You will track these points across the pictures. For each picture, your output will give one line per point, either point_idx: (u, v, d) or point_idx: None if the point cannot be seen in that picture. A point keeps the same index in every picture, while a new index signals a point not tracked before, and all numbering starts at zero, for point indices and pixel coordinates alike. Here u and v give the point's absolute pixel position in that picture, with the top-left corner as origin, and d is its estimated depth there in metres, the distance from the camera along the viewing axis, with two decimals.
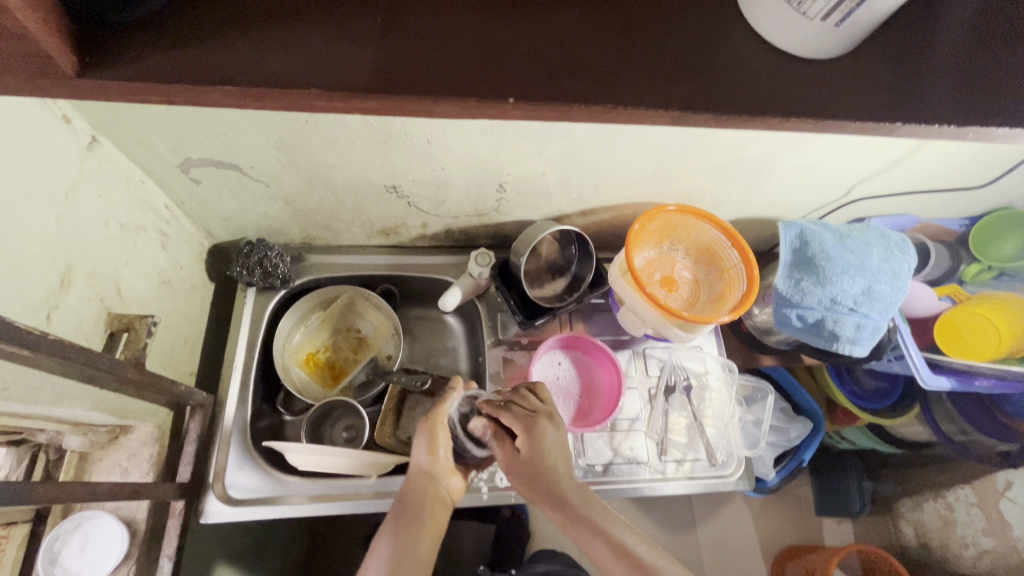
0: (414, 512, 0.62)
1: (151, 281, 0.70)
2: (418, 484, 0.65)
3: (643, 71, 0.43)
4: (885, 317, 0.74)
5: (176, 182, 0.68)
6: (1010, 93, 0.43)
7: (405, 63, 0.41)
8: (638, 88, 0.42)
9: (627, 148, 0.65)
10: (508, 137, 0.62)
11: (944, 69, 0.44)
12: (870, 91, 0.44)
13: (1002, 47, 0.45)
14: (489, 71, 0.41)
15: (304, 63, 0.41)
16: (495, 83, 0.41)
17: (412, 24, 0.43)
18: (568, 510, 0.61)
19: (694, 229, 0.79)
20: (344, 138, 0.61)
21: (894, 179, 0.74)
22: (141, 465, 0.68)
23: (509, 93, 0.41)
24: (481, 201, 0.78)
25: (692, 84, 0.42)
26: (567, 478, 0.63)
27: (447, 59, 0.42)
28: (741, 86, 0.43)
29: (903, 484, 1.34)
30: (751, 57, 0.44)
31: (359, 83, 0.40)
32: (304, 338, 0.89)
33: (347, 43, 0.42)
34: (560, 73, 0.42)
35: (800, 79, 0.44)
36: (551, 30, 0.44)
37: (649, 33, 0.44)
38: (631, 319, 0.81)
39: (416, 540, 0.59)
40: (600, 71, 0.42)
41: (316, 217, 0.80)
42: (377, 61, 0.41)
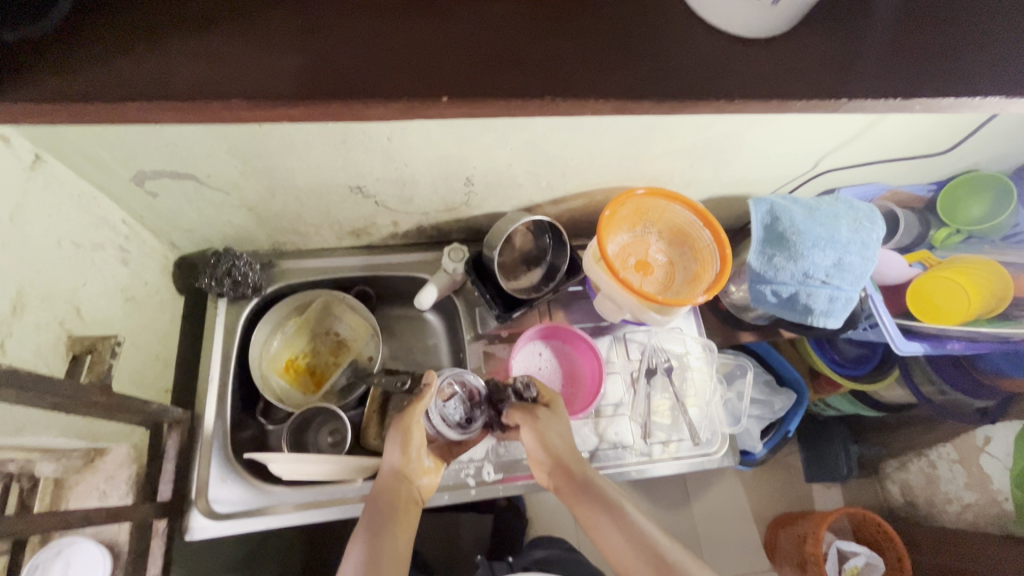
0: (389, 511, 0.65)
1: (114, 299, 0.68)
2: (393, 483, 0.68)
3: (578, 60, 0.42)
4: (857, 288, 0.74)
5: (131, 195, 0.66)
6: (949, 62, 0.43)
7: (343, 65, 0.40)
8: (573, 79, 0.41)
9: (590, 134, 0.65)
10: (471, 130, 0.62)
11: (882, 39, 0.44)
12: (816, 64, 0.43)
13: (940, 16, 0.45)
14: (425, 68, 0.41)
15: (232, 74, 0.39)
16: (432, 81, 0.41)
17: (346, 26, 0.42)
18: (590, 494, 0.66)
19: (666, 211, 0.78)
20: (299, 140, 0.60)
21: (858, 150, 0.74)
22: (120, 487, 0.67)
23: (444, 90, 0.40)
24: (449, 196, 0.77)
25: (627, 72, 0.42)
26: (582, 469, 0.69)
27: (383, 61, 0.41)
28: (679, 72, 0.42)
29: (889, 446, 1.38)
30: (686, 38, 0.44)
31: (284, 90, 0.39)
32: (282, 345, 0.88)
33: (271, 50, 0.40)
34: (496, 65, 0.41)
35: (738, 59, 0.43)
36: (489, 23, 0.43)
37: (587, 22, 0.44)
38: (608, 306, 0.81)
39: (391, 539, 0.61)
40: (535, 63, 0.42)
41: (282, 223, 0.79)
42: (301, 65, 0.40)
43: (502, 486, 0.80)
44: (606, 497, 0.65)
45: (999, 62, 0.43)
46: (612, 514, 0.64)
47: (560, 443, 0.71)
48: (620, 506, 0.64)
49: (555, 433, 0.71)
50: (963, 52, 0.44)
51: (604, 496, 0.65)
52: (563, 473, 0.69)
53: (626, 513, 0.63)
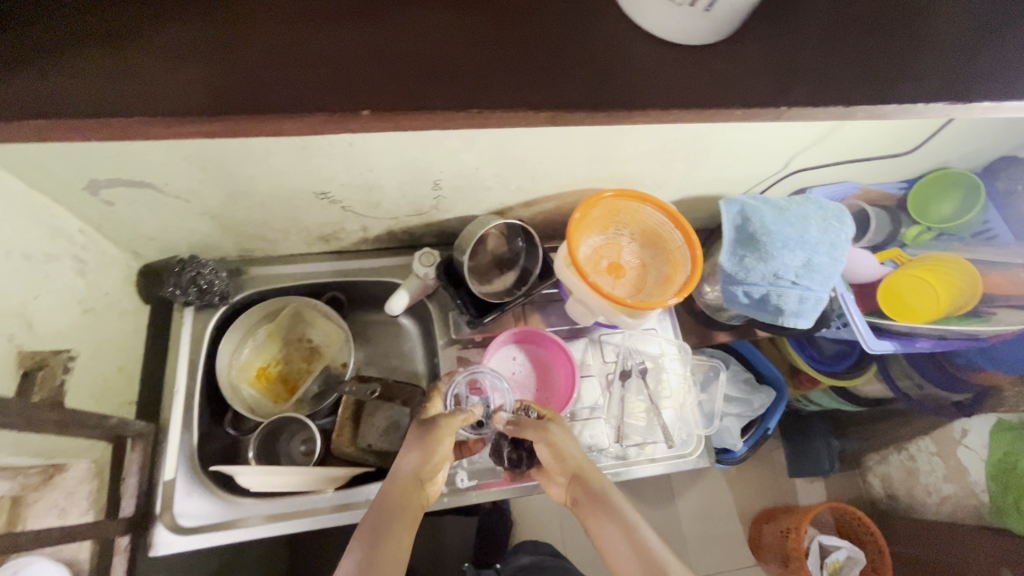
0: (395, 513, 0.62)
1: (70, 312, 0.66)
2: (404, 487, 0.65)
3: (518, 69, 0.42)
4: (827, 288, 0.74)
5: (86, 205, 0.64)
6: (886, 71, 0.44)
7: (270, 77, 0.40)
8: (510, 90, 0.41)
9: (556, 138, 0.64)
10: (432, 135, 0.60)
11: (823, 47, 0.45)
12: (759, 73, 0.44)
13: (878, 23, 0.46)
14: (357, 79, 0.40)
15: (133, 84, 0.40)
16: (358, 92, 0.40)
17: (272, 35, 0.41)
18: (599, 502, 0.63)
19: (637, 213, 0.78)
20: (256, 148, 0.59)
21: (827, 150, 0.75)
22: (81, 503, 0.65)
23: (364, 104, 0.40)
24: (418, 201, 0.76)
25: (568, 81, 0.42)
26: (594, 477, 0.66)
27: (316, 73, 0.40)
28: (620, 80, 0.42)
29: (870, 440, 1.39)
30: (627, 47, 0.44)
31: (193, 106, 0.39)
32: (253, 354, 0.87)
33: (176, 63, 0.40)
34: (431, 77, 0.41)
35: (681, 68, 0.44)
36: (429, 33, 0.43)
37: (530, 31, 0.43)
38: (580, 310, 0.80)
39: (395, 540, 0.58)
40: (474, 73, 0.41)
41: (248, 229, 0.77)
42: (206, 77, 0.40)
43: (476, 492, 0.79)
44: (617, 506, 0.62)
45: (932, 70, 0.44)
46: (620, 521, 0.61)
47: (572, 451, 0.69)
48: (628, 515, 0.61)
49: (566, 441, 0.70)
50: (899, 61, 0.45)
51: (614, 504, 0.62)
52: (575, 480, 0.67)
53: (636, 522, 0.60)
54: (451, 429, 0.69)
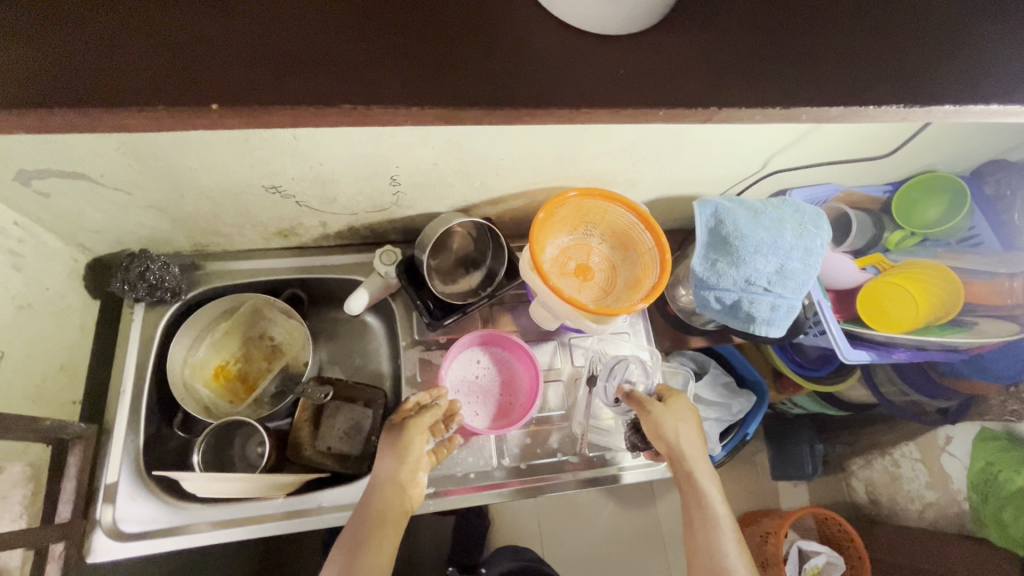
0: (376, 520, 0.64)
1: (1, 308, 0.62)
2: (383, 493, 0.66)
3: (416, 70, 0.44)
4: (800, 296, 0.71)
5: (19, 196, 0.61)
6: (807, 78, 0.46)
7: (124, 74, 0.42)
8: (398, 90, 0.43)
9: (517, 133, 0.61)
10: (381, 129, 0.57)
11: (743, 52, 0.47)
12: (684, 74, 0.46)
13: (789, 30, 0.48)
14: (222, 80, 0.42)
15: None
16: (205, 89, 0.42)
17: (137, 41, 0.43)
18: (697, 502, 0.67)
19: (608, 213, 0.75)
20: (190, 140, 0.56)
21: (805, 151, 0.72)
22: (14, 508, 0.62)
23: (213, 99, 0.42)
24: (376, 196, 0.73)
25: (480, 75, 0.45)
26: (706, 476, 0.68)
27: (162, 63, 0.42)
28: (539, 76, 0.45)
29: (854, 445, 1.37)
30: (557, 43, 0.47)
31: (15, 94, 0.40)
32: (209, 352, 0.83)
33: (12, 48, 0.41)
34: (294, 70, 0.43)
35: (601, 72, 0.46)
36: (302, 31, 0.44)
37: (449, 32, 0.46)
38: (543, 313, 0.77)
39: (374, 550, 0.61)
40: (348, 70, 0.44)
41: (199, 223, 0.74)
42: (41, 67, 0.41)
43: (435, 501, 0.76)
44: (712, 512, 0.66)
45: (831, 86, 0.47)
46: (707, 520, 0.66)
47: (688, 444, 0.69)
48: (716, 524, 0.65)
49: (668, 433, 0.70)
50: (809, 74, 0.46)
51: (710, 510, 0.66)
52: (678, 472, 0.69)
53: (720, 534, 0.64)
54: (420, 429, 0.70)
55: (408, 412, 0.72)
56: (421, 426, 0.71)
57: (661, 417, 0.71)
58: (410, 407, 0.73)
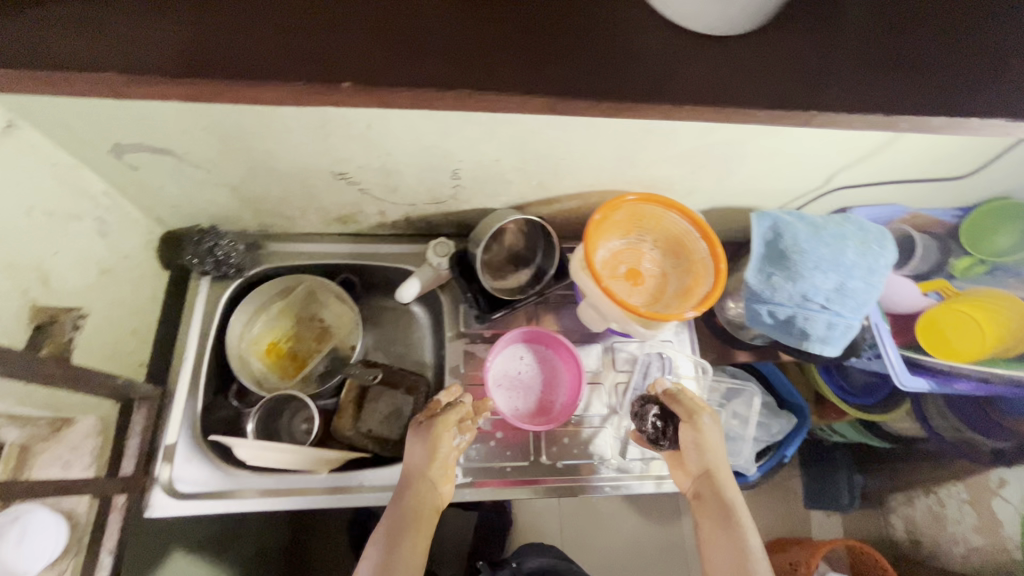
0: (410, 517, 0.67)
1: (88, 271, 0.67)
2: (415, 489, 0.69)
3: (517, 63, 0.48)
4: (859, 315, 0.69)
5: (111, 168, 0.66)
6: (882, 96, 0.48)
7: (247, 57, 0.46)
8: (512, 77, 0.47)
9: (582, 132, 0.62)
10: (452, 122, 0.60)
11: (834, 67, 0.49)
12: (773, 78, 0.49)
13: (866, 50, 0.50)
14: (340, 63, 0.46)
15: (133, 43, 0.45)
16: (320, 70, 0.46)
17: (259, 25, 0.47)
18: (722, 514, 0.67)
19: (663, 219, 0.75)
20: (273, 122, 0.59)
21: (874, 168, 0.70)
22: (83, 458, 0.66)
23: (345, 77, 0.46)
24: (436, 188, 0.74)
25: (578, 70, 0.47)
26: (733, 490, 0.69)
27: (293, 44, 0.47)
28: (638, 75, 0.48)
29: (894, 479, 1.32)
30: (659, 42, 0.50)
31: (168, 67, 0.45)
32: (264, 328, 0.87)
33: (165, 23, 0.46)
34: (416, 54, 0.47)
35: (691, 73, 0.48)
36: (427, 24, 0.49)
37: (553, 34, 0.49)
38: (592, 314, 0.77)
39: (408, 546, 0.64)
40: (459, 57, 0.47)
41: (267, 205, 0.78)
42: (186, 42, 0.46)
43: (471, 491, 0.77)
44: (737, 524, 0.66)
45: (908, 102, 0.48)
46: (732, 533, 0.66)
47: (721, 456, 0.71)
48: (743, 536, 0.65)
49: (708, 443, 0.71)
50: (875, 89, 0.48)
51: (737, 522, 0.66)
52: (707, 482, 0.70)
53: (745, 548, 0.64)
54: (448, 428, 0.71)
55: (435, 410, 0.74)
56: (450, 423, 0.72)
57: (700, 426, 0.72)
58: (437, 406, 0.75)
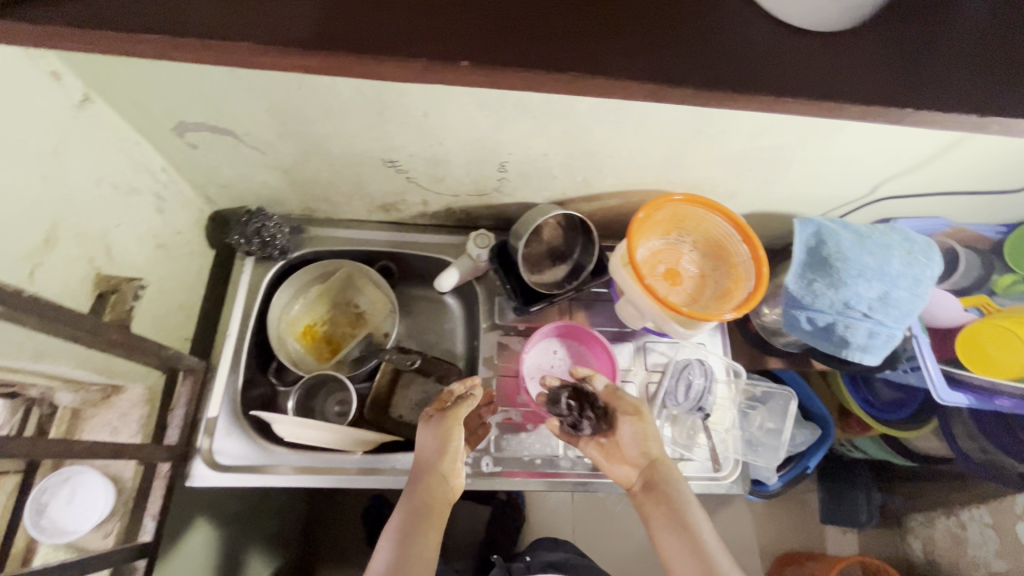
0: (423, 509, 0.66)
1: (146, 245, 0.69)
2: (427, 483, 0.68)
3: (618, 51, 0.46)
4: (901, 325, 0.69)
5: (172, 146, 0.68)
6: (970, 95, 0.47)
7: (373, 31, 0.45)
8: (612, 65, 0.45)
9: (634, 129, 0.63)
10: (508, 113, 0.61)
11: (928, 70, 0.48)
12: (857, 77, 0.48)
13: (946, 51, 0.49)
14: (454, 42, 0.45)
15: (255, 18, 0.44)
16: (440, 48, 0.45)
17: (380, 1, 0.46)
18: (670, 505, 0.66)
19: (704, 221, 0.75)
20: (334, 106, 0.60)
21: (921, 176, 0.70)
22: (131, 425, 0.68)
23: (462, 58, 0.44)
24: (482, 180, 0.76)
25: (671, 59, 0.46)
26: (680, 482, 0.68)
27: (412, 20, 0.46)
28: (736, 66, 0.47)
29: (915, 499, 1.30)
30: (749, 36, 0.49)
31: (298, 38, 0.44)
32: (302, 310, 0.89)
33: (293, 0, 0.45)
34: (521, 38, 0.46)
35: (781, 69, 0.48)
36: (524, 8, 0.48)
37: (644, 19, 0.48)
38: (630, 311, 0.77)
39: (422, 541, 0.63)
40: (559, 41, 0.46)
41: (315, 189, 0.80)
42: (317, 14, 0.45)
43: (499, 480, 0.78)
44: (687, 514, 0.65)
45: (998, 100, 0.47)
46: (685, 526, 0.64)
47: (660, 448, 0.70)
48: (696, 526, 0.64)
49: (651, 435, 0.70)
50: (957, 93, 0.47)
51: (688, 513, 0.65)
52: (652, 474, 0.69)
53: (700, 538, 0.63)
54: (460, 419, 0.71)
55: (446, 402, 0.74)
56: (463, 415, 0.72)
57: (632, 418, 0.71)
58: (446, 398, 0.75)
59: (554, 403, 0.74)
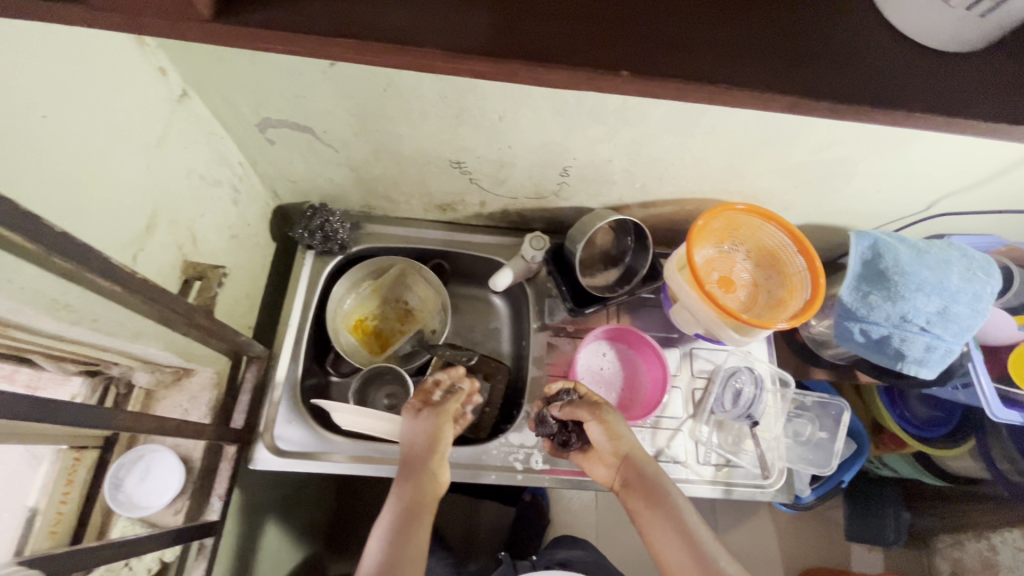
0: (411, 506, 0.65)
1: (223, 235, 0.72)
2: (415, 479, 0.67)
3: (760, 58, 0.36)
4: (959, 340, 0.69)
5: (252, 141, 0.71)
6: None
7: (552, 33, 0.35)
8: (747, 70, 0.35)
9: (702, 138, 0.64)
10: (580, 119, 0.62)
11: None
12: None
13: None
14: (640, 51, 0.35)
15: (440, 24, 0.34)
16: (649, 60, 0.35)
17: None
18: (651, 500, 0.66)
19: (759, 231, 0.77)
20: (415, 106, 0.62)
21: (980, 194, 0.71)
22: (200, 407, 0.72)
23: (625, 64, 0.34)
24: (542, 183, 0.78)
25: (812, 67, 0.36)
26: (659, 475, 0.68)
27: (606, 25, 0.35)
28: (865, 78, 0.36)
29: (944, 519, 1.29)
30: (872, 40, 0.38)
31: (480, 42, 0.34)
32: (355, 304, 0.91)
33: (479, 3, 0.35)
34: (698, 49, 0.36)
35: None
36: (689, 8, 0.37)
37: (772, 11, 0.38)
38: (685, 316, 0.79)
39: (414, 539, 0.62)
40: (720, 45, 0.36)
41: (378, 187, 0.82)
42: (498, 21, 0.35)
43: (548, 478, 0.79)
44: (670, 507, 0.65)
45: None
46: (669, 521, 0.64)
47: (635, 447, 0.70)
48: (681, 517, 0.64)
49: (622, 432, 0.71)
50: None
51: (670, 505, 0.65)
52: (629, 472, 0.69)
53: (686, 529, 0.63)
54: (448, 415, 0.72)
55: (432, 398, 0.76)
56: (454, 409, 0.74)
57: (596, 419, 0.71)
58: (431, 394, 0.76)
59: (541, 422, 0.77)
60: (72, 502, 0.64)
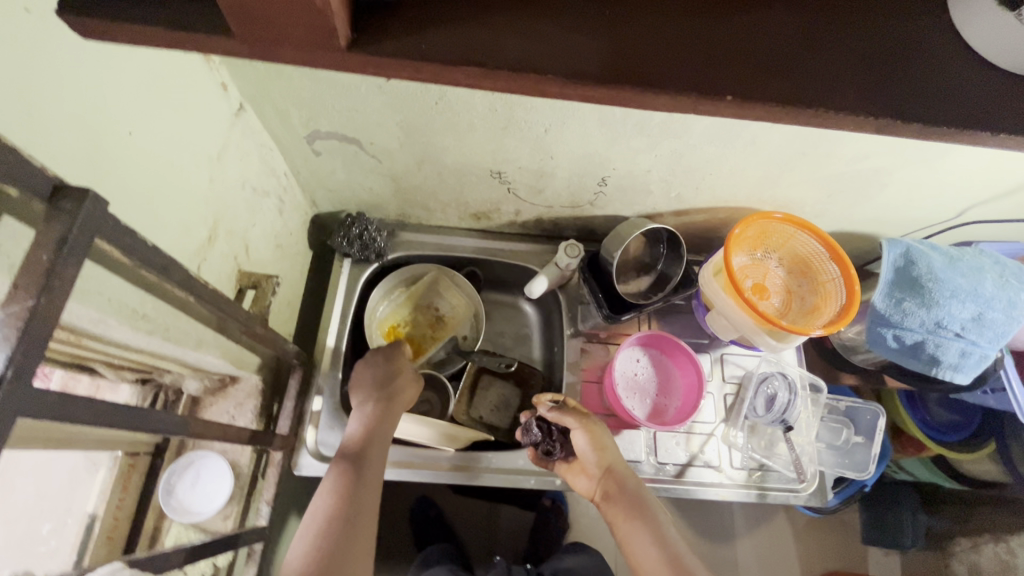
0: (350, 498, 0.63)
1: (269, 245, 0.74)
2: (355, 469, 0.66)
3: (835, 77, 0.40)
4: (993, 346, 0.71)
5: (299, 153, 0.72)
6: None
7: (644, 54, 0.40)
8: (826, 92, 0.40)
9: (743, 149, 0.66)
10: (625, 131, 0.64)
11: None
12: None
13: None
14: (711, 77, 0.39)
15: (552, 50, 0.39)
16: (724, 85, 0.39)
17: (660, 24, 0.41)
18: (631, 507, 0.68)
19: (792, 239, 0.78)
20: (464, 120, 0.64)
21: (1011, 202, 0.72)
22: (247, 414, 0.75)
23: (725, 90, 0.39)
24: (579, 193, 0.79)
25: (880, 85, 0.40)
26: (638, 485, 0.71)
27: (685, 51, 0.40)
28: (934, 102, 0.40)
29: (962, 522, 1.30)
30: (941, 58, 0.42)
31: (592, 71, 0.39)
32: (387, 312, 0.90)
33: (585, 35, 0.40)
34: (766, 72, 0.40)
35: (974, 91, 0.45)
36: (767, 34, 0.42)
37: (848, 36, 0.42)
38: (721, 323, 0.80)
39: (349, 532, 0.61)
40: (788, 69, 0.41)
41: (415, 196, 0.83)
42: (605, 51, 0.39)
43: None
44: (648, 514, 0.67)
45: None
46: (649, 529, 0.66)
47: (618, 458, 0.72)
48: (660, 525, 0.66)
49: (607, 443, 0.73)
50: None
51: (650, 512, 0.68)
52: (610, 481, 0.71)
53: (663, 535, 0.66)
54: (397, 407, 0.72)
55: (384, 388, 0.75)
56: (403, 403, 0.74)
57: (583, 430, 0.73)
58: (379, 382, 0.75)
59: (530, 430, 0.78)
60: (128, 506, 0.72)
